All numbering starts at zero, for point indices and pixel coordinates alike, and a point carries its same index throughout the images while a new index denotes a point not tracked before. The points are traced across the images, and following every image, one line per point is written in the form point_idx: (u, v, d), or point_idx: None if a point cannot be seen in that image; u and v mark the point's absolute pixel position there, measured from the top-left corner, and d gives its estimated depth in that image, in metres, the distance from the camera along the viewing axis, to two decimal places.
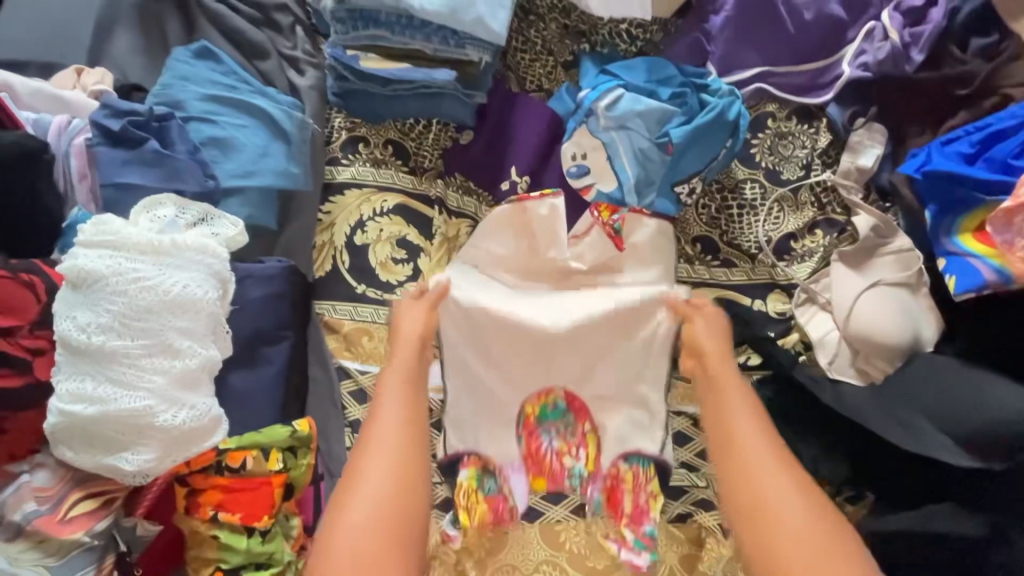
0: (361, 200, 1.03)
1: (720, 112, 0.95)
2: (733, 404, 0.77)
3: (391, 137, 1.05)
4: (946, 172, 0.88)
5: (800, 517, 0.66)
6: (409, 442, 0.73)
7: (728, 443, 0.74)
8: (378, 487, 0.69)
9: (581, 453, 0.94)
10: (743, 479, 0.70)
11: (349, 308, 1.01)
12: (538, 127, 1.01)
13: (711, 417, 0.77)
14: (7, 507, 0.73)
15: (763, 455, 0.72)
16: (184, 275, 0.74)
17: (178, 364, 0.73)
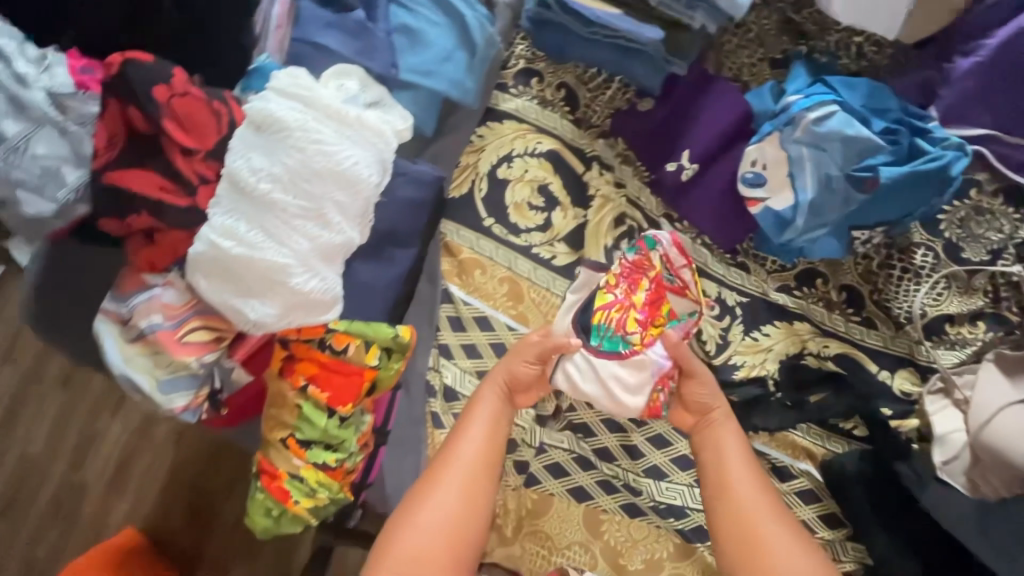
0: (516, 134, 1.01)
1: (938, 165, 0.85)
2: (733, 454, 0.81)
3: (566, 80, 1.02)
4: None
5: (799, 568, 0.71)
6: (472, 492, 0.78)
7: (744, 516, 0.76)
8: (450, 509, 0.76)
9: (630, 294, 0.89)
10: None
11: (471, 236, 1.00)
12: (728, 117, 0.94)
13: (737, 462, 0.80)
14: (137, 312, 0.77)
15: (781, 542, 0.73)
16: (357, 153, 0.73)
17: (325, 235, 0.74)
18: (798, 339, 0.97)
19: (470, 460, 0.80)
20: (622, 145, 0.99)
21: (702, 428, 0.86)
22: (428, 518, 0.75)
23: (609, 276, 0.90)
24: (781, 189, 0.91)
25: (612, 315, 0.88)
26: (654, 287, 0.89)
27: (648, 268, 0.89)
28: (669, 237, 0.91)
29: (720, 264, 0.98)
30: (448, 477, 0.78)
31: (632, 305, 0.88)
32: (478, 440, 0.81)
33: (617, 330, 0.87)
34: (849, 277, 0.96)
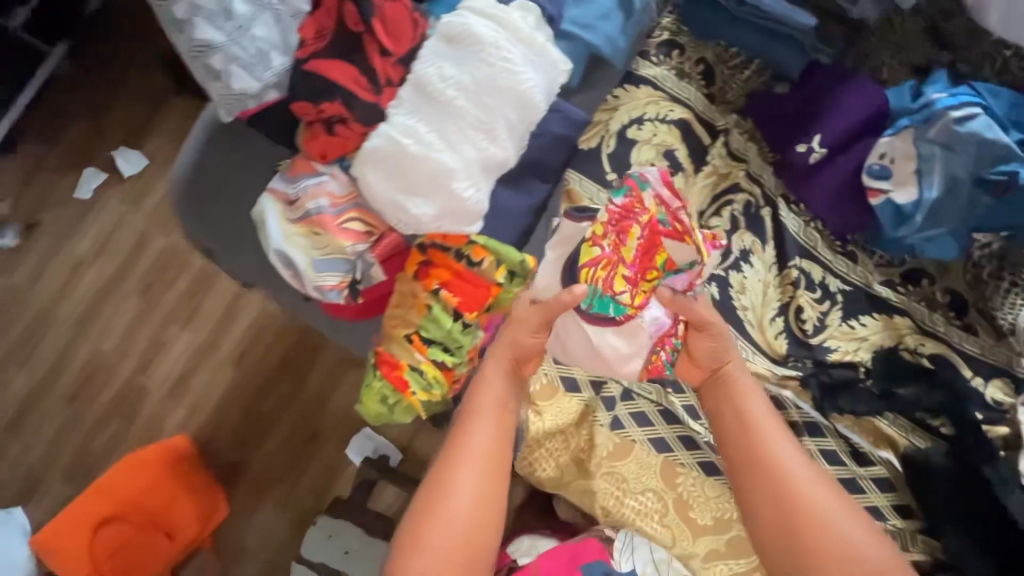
0: (650, 100, 1.06)
1: None
2: (754, 410, 0.90)
3: (706, 57, 1.06)
4: None
5: (828, 510, 0.83)
6: (489, 470, 0.86)
7: (774, 469, 0.85)
8: (473, 491, 0.84)
9: (617, 245, 0.89)
10: (825, 524, 0.82)
11: (593, 188, 1.05)
12: (864, 108, 0.97)
13: (762, 418, 0.89)
14: (304, 193, 0.85)
15: (809, 485, 0.84)
16: (534, 77, 0.79)
17: (491, 148, 0.81)
18: (896, 332, 1.00)
19: (479, 453, 0.86)
20: (750, 124, 1.05)
21: (720, 396, 0.92)
22: (460, 492, 0.83)
23: (596, 227, 0.89)
24: (906, 184, 0.94)
25: (599, 274, 0.88)
26: (645, 233, 0.90)
27: (638, 216, 0.90)
28: (659, 176, 0.92)
29: (830, 250, 1.02)
30: (466, 463, 0.85)
31: (619, 259, 0.89)
32: (488, 423, 0.87)
33: (607, 289, 0.89)
34: (955, 282, 1.00)
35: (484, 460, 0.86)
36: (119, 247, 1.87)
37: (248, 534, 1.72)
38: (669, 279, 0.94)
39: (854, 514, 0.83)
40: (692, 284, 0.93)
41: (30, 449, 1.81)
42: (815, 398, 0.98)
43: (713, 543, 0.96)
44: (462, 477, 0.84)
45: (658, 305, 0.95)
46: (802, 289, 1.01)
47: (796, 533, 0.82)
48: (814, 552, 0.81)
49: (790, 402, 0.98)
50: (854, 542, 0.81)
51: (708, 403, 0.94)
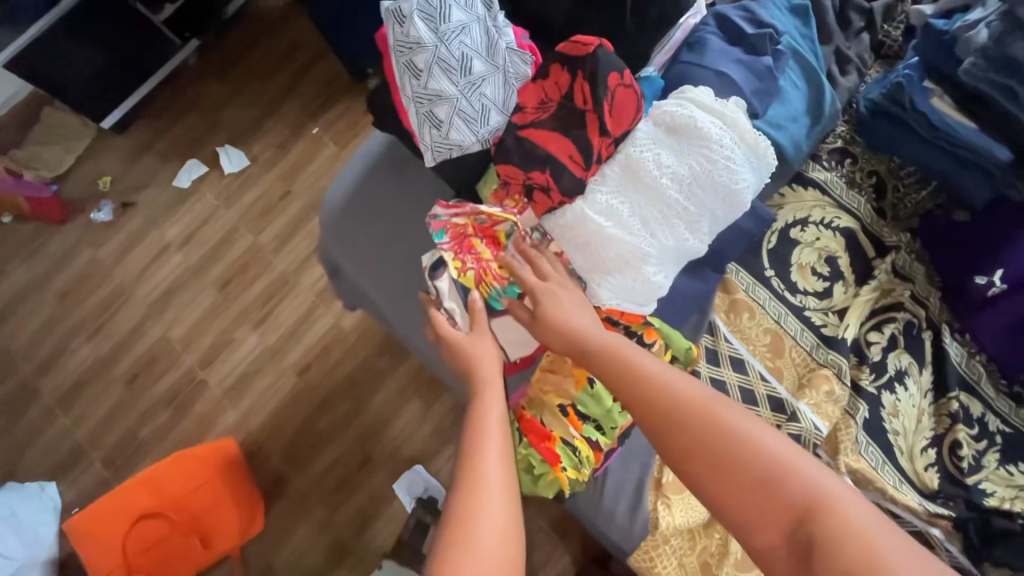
0: (816, 204, 1.06)
1: None
2: (620, 345, 0.73)
3: (879, 170, 1.08)
4: None
5: (761, 432, 0.63)
6: (510, 502, 0.66)
7: (687, 415, 0.65)
8: (500, 521, 0.63)
9: (488, 258, 0.84)
10: (733, 438, 0.63)
11: (749, 280, 1.03)
12: None
13: (614, 361, 0.72)
14: (444, 298, 0.83)
15: (706, 421, 0.64)
16: (747, 178, 0.80)
17: (689, 239, 0.82)
18: None
19: (498, 476, 0.67)
20: (916, 244, 1.04)
21: (552, 335, 0.77)
22: (488, 511, 0.64)
23: (452, 265, 0.83)
24: None
25: (489, 279, 0.83)
26: (483, 232, 0.85)
27: (464, 227, 0.84)
28: (443, 203, 0.84)
29: (993, 390, 0.98)
30: (483, 487, 0.66)
31: (489, 262, 0.83)
32: (500, 440, 0.71)
33: (503, 287, 0.84)
34: None
35: (502, 476, 0.67)
36: (215, 235, 1.87)
37: (276, 555, 1.61)
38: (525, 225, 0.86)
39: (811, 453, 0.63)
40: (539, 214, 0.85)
41: (79, 423, 1.74)
42: (965, 542, 0.93)
43: None
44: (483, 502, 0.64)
45: None
46: (961, 424, 0.96)
47: (745, 491, 0.61)
48: (761, 498, 0.60)
49: (939, 541, 0.91)
50: (791, 472, 0.61)
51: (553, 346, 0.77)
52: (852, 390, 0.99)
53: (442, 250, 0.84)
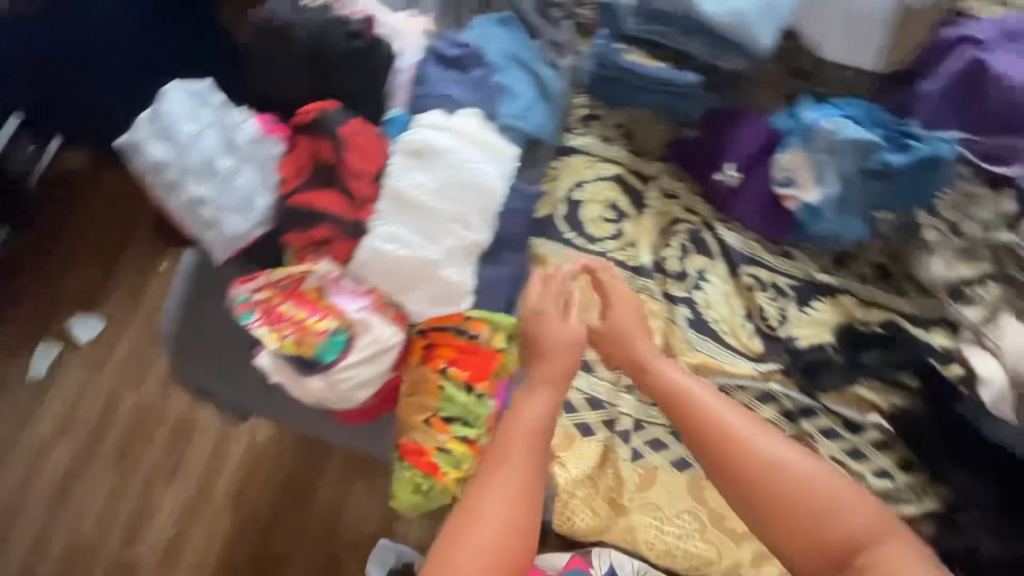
0: (584, 165, 1.24)
1: (925, 155, 1.07)
2: (660, 374, 0.86)
3: (621, 121, 1.26)
4: None
5: (818, 474, 0.74)
6: (517, 527, 0.73)
7: (733, 446, 0.76)
8: (480, 553, 0.70)
9: (300, 318, 0.86)
10: (762, 469, 0.75)
11: (557, 247, 1.18)
12: (758, 135, 1.17)
13: (698, 397, 0.81)
14: (270, 371, 0.86)
15: (757, 463, 0.75)
16: (492, 169, 0.94)
17: (467, 235, 0.93)
18: (844, 309, 1.13)
19: (511, 493, 0.74)
20: (673, 167, 1.22)
21: (547, 376, 0.87)
22: (464, 558, 0.69)
23: (269, 336, 0.86)
24: (807, 187, 1.12)
25: (307, 336, 0.85)
26: (289, 296, 0.88)
27: (269, 298, 0.87)
28: (240, 283, 0.88)
29: (770, 254, 1.17)
30: (473, 530, 0.71)
31: (302, 321, 0.86)
32: (506, 488, 0.74)
33: (323, 339, 0.86)
34: (876, 255, 1.17)
35: (502, 526, 0.72)
36: None
37: None
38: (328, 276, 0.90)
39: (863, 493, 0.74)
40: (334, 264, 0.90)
41: None
42: (798, 382, 1.10)
43: (757, 546, 1.00)
44: (472, 539, 0.70)
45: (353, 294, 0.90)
46: (759, 290, 1.15)
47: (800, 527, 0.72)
48: (811, 531, 0.72)
49: (780, 391, 1.09)
50: (812, 488, 0.73)
51: (533, 404, 0.84)
52: (666, 298, 1.14)
53: (256, 327, 0.87)
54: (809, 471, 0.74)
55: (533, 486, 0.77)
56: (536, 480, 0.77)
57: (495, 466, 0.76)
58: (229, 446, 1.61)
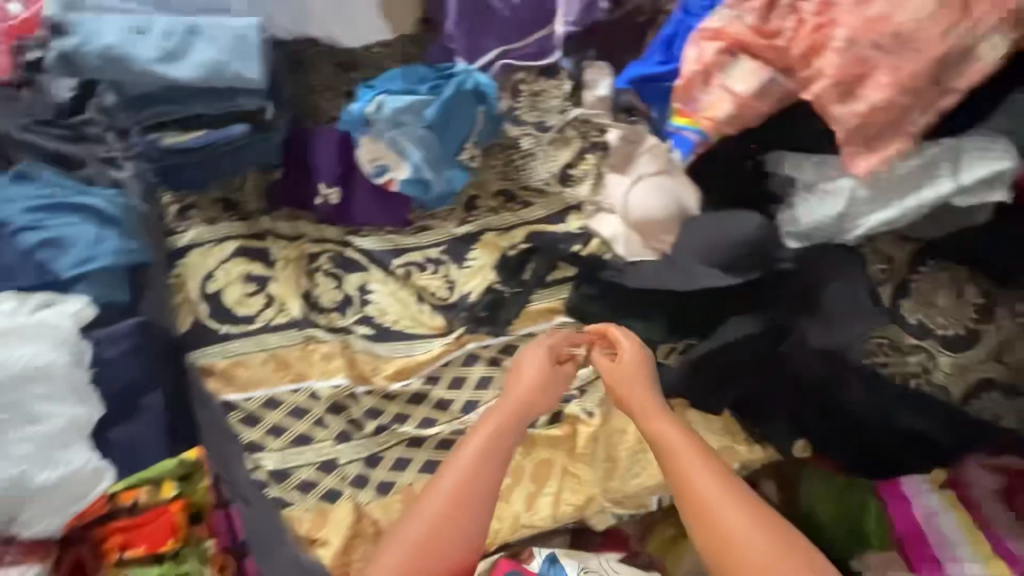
0: (205, 256, 1.18)
1: (458, 87, 1.15)
2: (640, 402, 0.93)
3: (216, 197, 1.20)
4: (641, 76, 1.16)
5: (733, 520, 0.79)
6: (438, 534, 0.84)
7: (687, 489, 0.83)
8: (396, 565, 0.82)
9: None
10: (717, 524, 0.79)
11: (219, 348, 1.13)
12: (334, 145, 1.18)
13: (678, 462, 0.85)
14: None
15: (734, 514, 0.79)
16: (33, 349, 0.84)
17: (45, 428, 0.83)
18: (493, 246, 1.21)
19: (428, 518, 0.84)
20: (286, 210, 1.20)
21: (505, 420, 0.92)
22: (392, 558, 0.82)
23: None
24: (396, 166, 1.16)
25: None
26: None
27: None
28: None
29: (410, 236, 1.20)
30: (408, 526, 0.84)
31: None
32: (452, 482, 0.87)
33: None
34: (495, 185, 1.24)
35: (413, 545, 0.83)
36: None
37: None
38: None
39: (771, 520, 0.79)
40: None
41: None
42: (489, 330, 1.15)
43: (525, 489, 1.05)
44: (389, 556, 0.82)
45: None
46: (419, 273, 1.18)
47: (715, 546, 0.79)
48: (736, 562, 0.77)
49: (477, 346, 1.14)
50: (732, 538, 0.78)
51: (491, 425, 0.91)
52: (335, 333, 1.13)
53: None
54: (734, 522, 0.79)
55: (468, 495, 0.86)
56: (492, 458, 0.89)
57: (450, 466, 0.88)
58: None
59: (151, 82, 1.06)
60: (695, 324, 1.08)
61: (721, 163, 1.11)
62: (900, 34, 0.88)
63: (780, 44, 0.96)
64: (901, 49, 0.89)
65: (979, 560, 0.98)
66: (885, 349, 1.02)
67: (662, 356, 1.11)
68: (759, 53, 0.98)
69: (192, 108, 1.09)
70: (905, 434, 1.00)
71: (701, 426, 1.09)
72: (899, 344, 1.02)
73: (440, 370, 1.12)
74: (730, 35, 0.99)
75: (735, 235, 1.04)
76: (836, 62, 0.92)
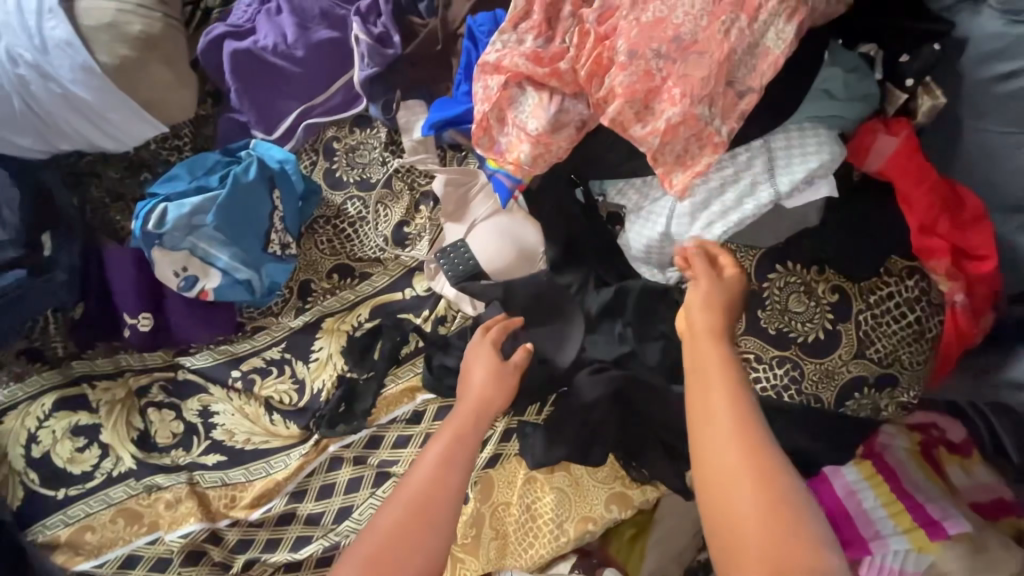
0: (21, 418, 1.05)
1: (240, 176, 1.03)
2: (705, 363, 0.72)
3: (21, 347, 1.07)
4: (442, 120, 1.06)
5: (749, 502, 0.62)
6: (416, 522, 0.76)
7: (707, 455, 0.66)
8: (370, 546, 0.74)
9: None
10: (728, 498, 0.63)
11: (60, 516, 1.02)
12: (129, 266, 1.05)
13: (696, 396, 0.70)
14: None
15: (739, 468, 0.64)
16: None
17: None
18: (337, 331, 1.10)
19: (405, 500, 0.78)
20: (102, 346, 1.08)
21: (459, 428, 0.86)
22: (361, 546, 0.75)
23: None
24: (205, 275, 1.05)
25: None
26: None
27: None
28: None
29: (243, 341, 1.10)
30: (379, 517, 0.78)
31: None
32: (427, 469, 0.81)
33: None
34: (328, 263, 1.13)
35: (387, 529, 0.75)
36: None
37: None
38: None
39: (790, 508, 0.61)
40: None
41: None
42: (347, 428, 1.05)
43: None
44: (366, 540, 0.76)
45: None
46: (262, 381, 1.08)
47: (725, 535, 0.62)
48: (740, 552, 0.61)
49: (339, 448, 1.05)
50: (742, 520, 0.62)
51: (456, 424, 0.87)
52: (179, 472, 1.03)
53: None
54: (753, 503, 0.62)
55: (443, 485, 0.80)
56: (457, 464, 0.82)
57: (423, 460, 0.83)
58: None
59: None
60: (557, 377, 1.01)
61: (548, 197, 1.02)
62: (679, 40, 0.80)
63: (565, 69, 0.86)
64: (684, 55, 0.80)
65: (901, 536, 0.95)
66: (751, 365, 0.94)
67: (535, 415, 1.04)
68: (544, 82, 0.87)
69: None
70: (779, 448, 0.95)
71: (586, 480, 1.02)
72: (765, 358, 0.93)
73: (304, 482, 1.04)
74: (509, 68, 0.88)
75: (568, 285, 1.02)
76: (623, 80, 0.83)
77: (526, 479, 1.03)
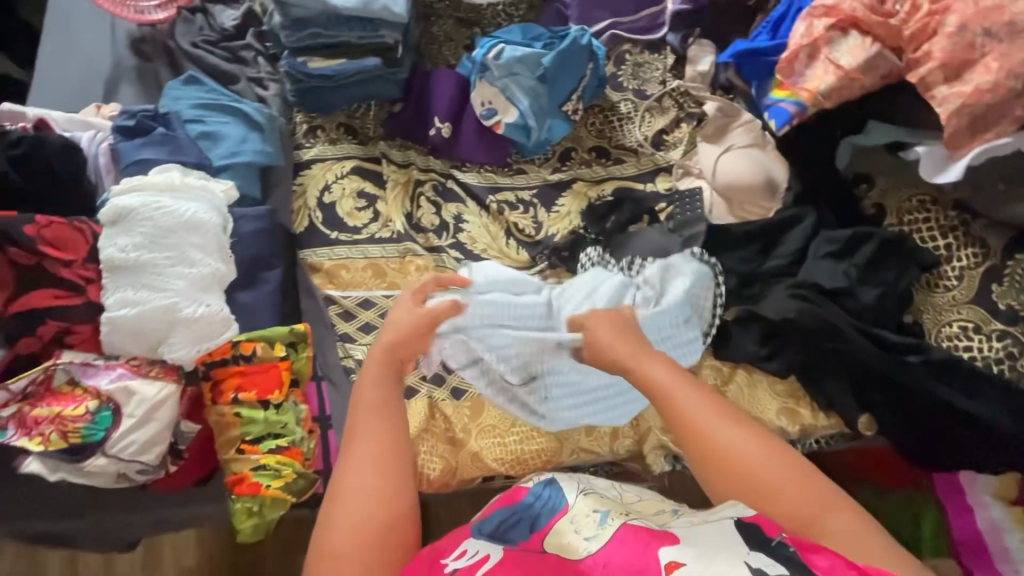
0: (325, 171, 1.29)
1: (574, 40, 1.26)
2: (686, 398, 0.76)
3: (341, 121, 1.34)
4: (745, 49, 1.21)
5: (770, 472, 0.69)
6: (388, 462, 0.75)
7: (728, 467, 0.71)
8: (363, 503, 0.71)
9: (64, 411, 0.89)
10: (761, 487, 0.69)
11: (327, 250, 1.24)
12: (451, 86, 1.32)
13: (719, 423, 0.73)
14: (47, 472, 0.88)
15: (757, 458, 0.70)
16: (193, 206, 0.98)
17: (195, 270, 0.96)
18: (582, 196, 1.29)
19: (369, 460, 0.74)
20: (400, 140, 1.34)
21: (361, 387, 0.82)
22: (347, 509, 0.71)
23: (37, 439, 0.88)
24: (506, 109, 1.27)
25: (55, 424, 0.88)
26: (45, 403, 0.90)
27: (24, 411, 0.89)
28: None
29: (507, 176, 1.31)
30: (340, 494, 0.72)
31: (58, 413, 0.89)
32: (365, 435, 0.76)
33: (88, 420, 0.88)
34: (590, 141, 1.33)
35: (372, 492, 0.72)
36: None
37: None
38: (76, 378, 0.91)
39: (801, 471, 0.70)
40: (53, 360, 0.91)
41: None
42: (569, 268, 1.21)
43: None
44: (341, 511, 0.71)
45: (103, 372, 0.92)
46: (510, 211, 1.28)
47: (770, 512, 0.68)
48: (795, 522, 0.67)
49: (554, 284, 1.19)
50: (773, 501, 0.69)
51: (370, 373, 0.83)
52: (430, 251, 1.25)
53: (21, 436, 0.88)
54: (775, 475, 0.69)
55: (395, 435, 0.77)
56: (386, 415, 0.78)
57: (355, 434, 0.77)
58: (162, 543, 1.44)
59: (308, 11, 1.24)
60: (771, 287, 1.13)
61: (811, 141, 1.17)
62: (1013, 25, 0.94)
63: (893, 23, 1.01)
64: (1013, 39, 0.94)
65: None
66: (965, 333, 1.03)
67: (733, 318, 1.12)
68: (871, 29, 1.03)
69: (342, 35, 1.26)
70: (966, 416, 1.00)
71: (766, 390, 1.11)
72: (983, 329, 1.03)
73: None
74: (843, 12, 1.05)
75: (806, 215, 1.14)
76: (944, 46, 0.96)
77: (713, 366, 1.13)
